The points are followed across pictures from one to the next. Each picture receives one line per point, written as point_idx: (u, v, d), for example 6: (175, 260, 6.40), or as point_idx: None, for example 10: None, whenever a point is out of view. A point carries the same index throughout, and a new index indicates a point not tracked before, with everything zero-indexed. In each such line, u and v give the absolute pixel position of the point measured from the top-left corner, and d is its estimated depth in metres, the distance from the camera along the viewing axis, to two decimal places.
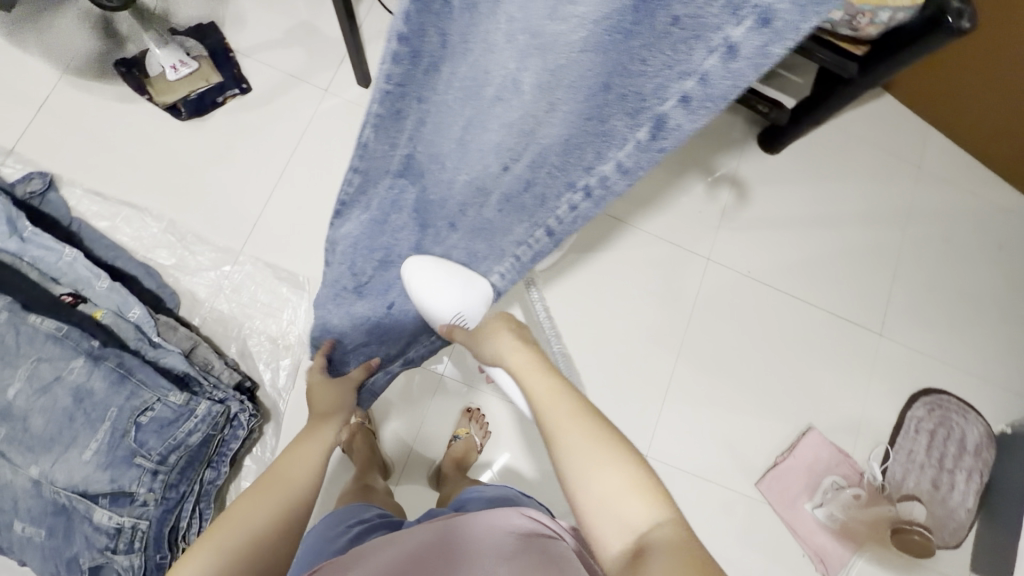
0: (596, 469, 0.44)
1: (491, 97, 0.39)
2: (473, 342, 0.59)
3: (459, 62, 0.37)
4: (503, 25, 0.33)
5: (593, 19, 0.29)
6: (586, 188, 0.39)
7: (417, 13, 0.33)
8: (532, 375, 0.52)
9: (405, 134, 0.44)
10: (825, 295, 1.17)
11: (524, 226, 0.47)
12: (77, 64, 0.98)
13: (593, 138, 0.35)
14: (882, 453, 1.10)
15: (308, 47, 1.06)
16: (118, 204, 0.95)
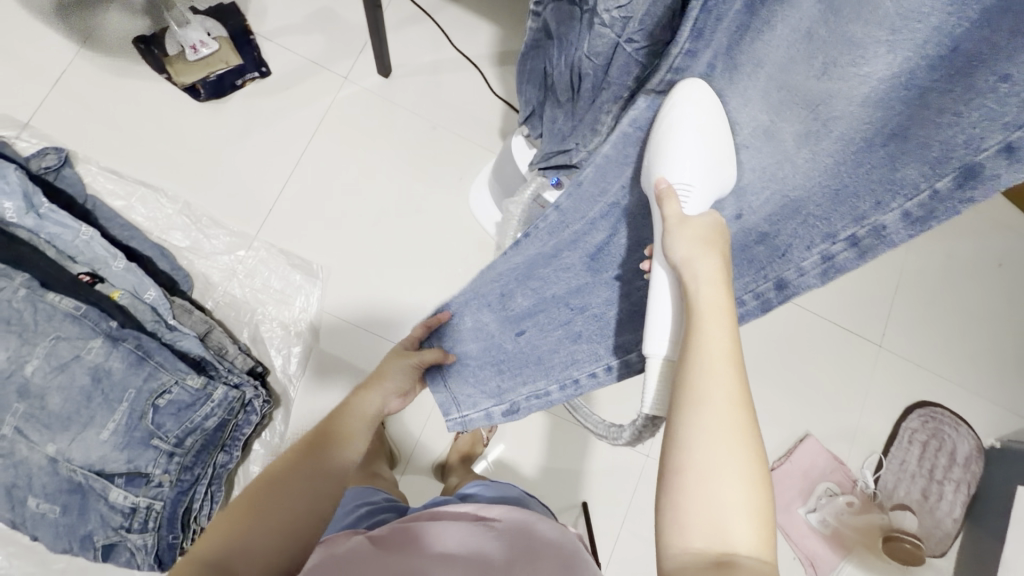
0: (721, 461, 0.37)
1: (740, 142, 0.48)
2: (678, 230, 0.45)
3: (711, 93, 0.46)
4: (771, 60, 0.42)
5: (879, 77, 0.38)
6: (850, 238, 0.45)
7: (711, 27, 0.42)
8: (716, 318, 0.41)
9: (616, 182, 0.53)
10: (829, 304, 1.19)
11: (750, 279, 0.53)
12: (96, 39, 0.97)
13: (877, 185, 0.42)
14: (875, 462, 1.13)
15: (329, 33, 1.05)
16: (134, 183, 0.94)
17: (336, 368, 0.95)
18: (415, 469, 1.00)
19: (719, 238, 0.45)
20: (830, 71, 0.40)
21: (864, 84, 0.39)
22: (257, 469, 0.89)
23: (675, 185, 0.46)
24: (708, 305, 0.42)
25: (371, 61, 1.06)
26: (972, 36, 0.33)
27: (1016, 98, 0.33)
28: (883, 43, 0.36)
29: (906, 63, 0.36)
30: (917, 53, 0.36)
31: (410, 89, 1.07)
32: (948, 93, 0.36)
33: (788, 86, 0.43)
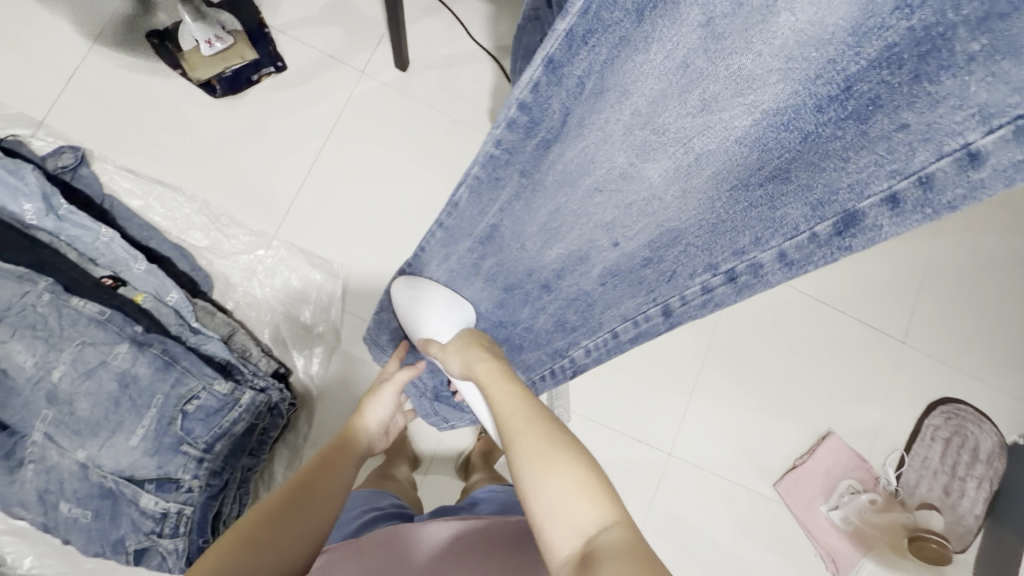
0: (543, 470, 0.45)
1: (588, 186, 0.46)
2: (445, 357, 0.61)
3: (569, 144, 0.43)
4: (623, 114, 0.39)
5: (778, 99, 0.35)
6: (729, 271, 0.47)
7: (545, 86, 0.38)
8: (500, 387, 0.54)
9: (495, 205, 0.50)
10: (853, 301, 1.18)
11: (636, 300, 0.55)
12: (109, 34, 0.95)
13: (753, 222, 0.43)
14: (898, 459, 1.12)
15: (345, 25, 1.02)
16: (152, 182, 0.93)
17: (358, 369, 0.94)
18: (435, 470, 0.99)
19: (473, 343, 0.61)
20: (709, 107, 0.37)
21: (748, 115, 0.37)
22: (280, 470, 0.89)
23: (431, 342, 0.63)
24: (501, 381, 0.55)
25: (388, 54, 1.03)
26: (868, 77, 0.32)
27: (908, 146, 0.34)
28: (774, 71, 0.33)
29: (793, 98, 0.35)
30: (806, 87, 0.34)
31: (428, 83, 1.04)
32: (840, 138, 0.35)
33: (653, 125, 0.39)
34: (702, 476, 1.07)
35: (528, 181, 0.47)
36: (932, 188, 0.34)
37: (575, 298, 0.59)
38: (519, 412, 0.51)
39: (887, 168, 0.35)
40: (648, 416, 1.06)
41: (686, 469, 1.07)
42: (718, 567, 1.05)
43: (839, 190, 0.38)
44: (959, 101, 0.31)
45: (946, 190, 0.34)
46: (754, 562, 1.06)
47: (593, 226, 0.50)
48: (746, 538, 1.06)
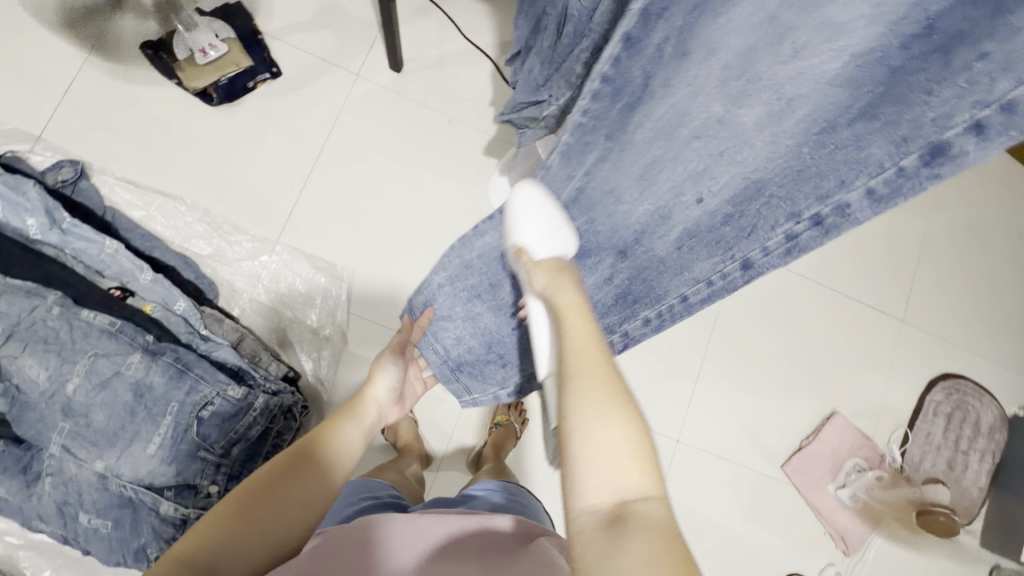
0: (607, 427, 0.39)
1: (685, 137, 0.43)
2: (535, 270, 0.49)
3: (656, 105, 0.42)
4: (715, 70, 0.39)
5: (851, 52, 0.33)
6: (815, 217, 0.40)
7: (625, 58, 0.39)
8: (579, 320, 0.45)
9: (584, 168, 0.48)
10: (852, 282, 1.19)
11: (711, 261, 0.49)
12: (102, 46, 0.95)
13: (838, 165, 0.37)
14: (901, 436, 1.14)
15: (339, 29, 1.03)
16: (152, 192, 0.93)
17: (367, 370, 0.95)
18: (450, 459, 1.01)
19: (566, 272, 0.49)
20: (800, 53, 0.35)
21: (837, 58, 0.34)
22: None
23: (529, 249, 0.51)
24: (573, 304, 0.46)
25: (382, 56, 1.04)
26: (951, 12, 0.30)
27: (956, 98, 0.31)
28: (864, 16, 0.32)
29: (882, 41, 0.32)
30: (891, 27, 0.31)
31: (422, 83, 1.05)
32: (923, 71, 0.32)
33: (748, 74, 0.37)
34: (710, 460, 1.09)
35: (614, 145, 0.46)
36: (1021, 116, 0.30)
37: (646, 270, 0.55)
38: (586, 347, 0.43)
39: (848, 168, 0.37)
40: (655, 405, 1.08)
41: (695, 454, 1.08)
42: (729, 548, 1.07)
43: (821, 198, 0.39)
44: (981, 97, 0.30)
45: (959, 156, 0.33)
46: (764, 543, 1.08)
47: (641, 210, 0.50)
48: (756, 519, 1.08)
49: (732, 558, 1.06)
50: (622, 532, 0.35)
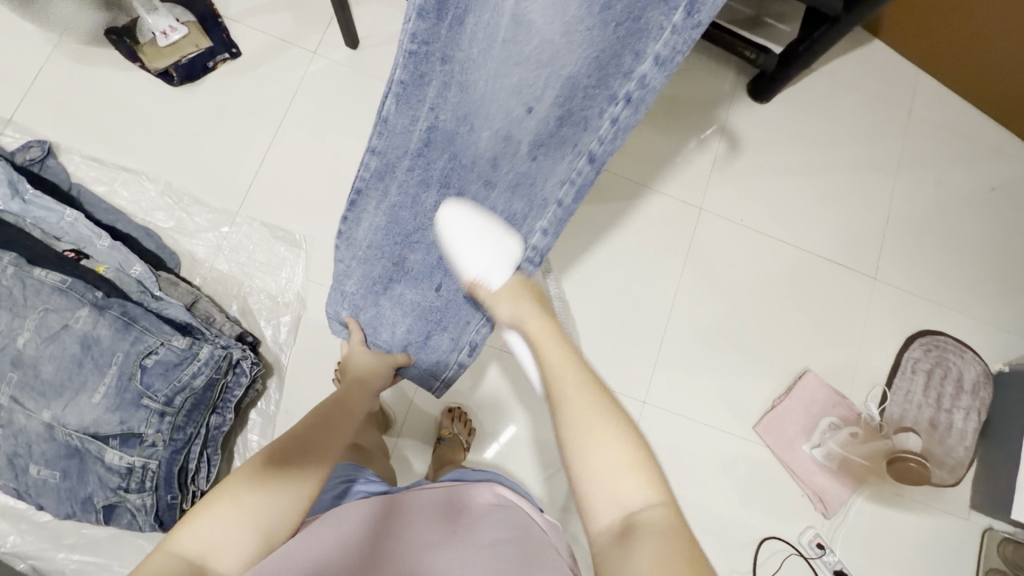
0: (595, 440, 0.45)
1: (499, 39, 0.41)
2: (497, 302, 0.58)
3: (481, 9, 0.39)
4: None
5: None
6: (625, 95, 0.42)
7: None
8: (550, 346, 0.53)
9: (426, 104, 0.47)
10: (819, 241, 1.18)
11: (566, 160, 0.49)
12: (70, 34, 0.99)
13: (628, 39, 0.38)
14: (879, 394, 1.11)
15: (296, 11, 1.06)
16: (116, 169, 0.97)
17: (325, 335, 0.96)
18: (411, 440, 1.00)
19: (527, 286, 0.59)
20: None
21: None
22: (256, 437, 0.90)
23: (476, 278, 0.59)
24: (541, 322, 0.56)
25: (338, 34, 1.07)
26: None
27: None
28: None
29: None
30: None
31: (378, 59, 1.08)
32: None
33: None
34: (680, 422, 1.07)
35: (452, 67, 0.44)
36: None
37: (517, 184, 0.54)
38: (572, 375, 0.50)
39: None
40: (620, 367, 1.07)
41: (663, 416, 1.07)
42: (704, 513, 1.04)
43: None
44: None
45: None
46: (739, 505, 1.05)
47: (504, 89, 0.45)
48: (729, 481, 1.06)
49: (707, 524, 1.03)
50: (632, 540, 0.39)
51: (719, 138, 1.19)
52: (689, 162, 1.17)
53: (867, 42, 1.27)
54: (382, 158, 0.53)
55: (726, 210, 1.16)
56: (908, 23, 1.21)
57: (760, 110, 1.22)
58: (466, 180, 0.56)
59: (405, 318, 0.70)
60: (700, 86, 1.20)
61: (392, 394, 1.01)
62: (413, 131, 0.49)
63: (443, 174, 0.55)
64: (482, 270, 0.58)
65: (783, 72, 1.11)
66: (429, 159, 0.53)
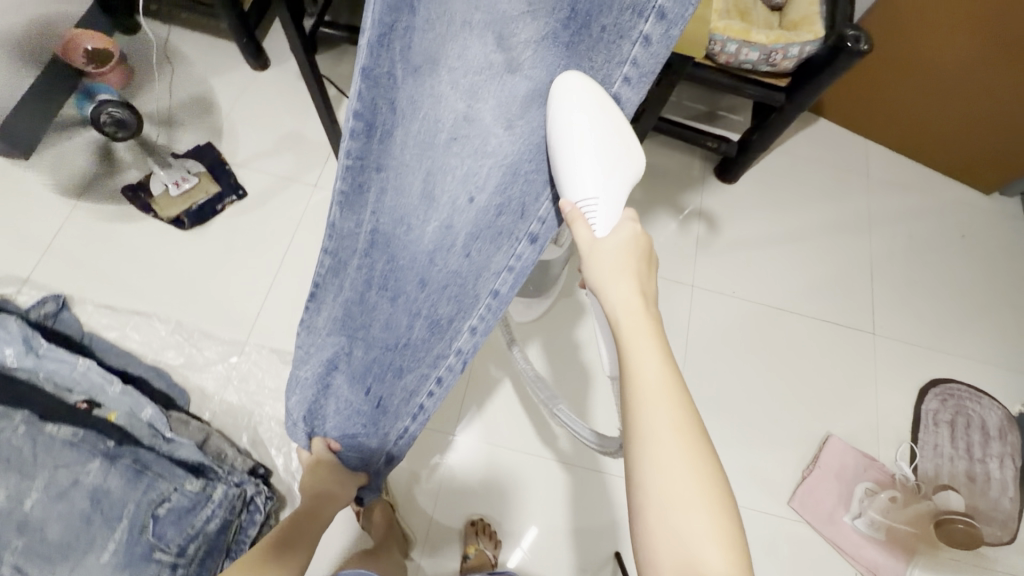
0: (677, 495, 0.37)
1: (446, 140, 0.44)
2: (593, 262, 0.45)
3: (411, 121, 0.43)
4: (445, 76, 0.41)
5: (534, 38, 0.40)
6: None
7: (368, 90, 0.41)
8: (645, 351, 0.41)
9: (369, 207, 0.48)
10: (811, 303, 1.22)
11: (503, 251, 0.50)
12: (89, 194, 1.08)
13: None
14: (908, 451, 1.09)
15: (297, 152, 1.17)
16: (128, 313, 1.00)
17: None
18: (435, 562, 0.94)
19: (639, 256, 0.46)
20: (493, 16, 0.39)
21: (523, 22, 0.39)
22: None
23: (581, 205, 0.45)
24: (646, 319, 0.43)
25: (336, 167, 1.17)
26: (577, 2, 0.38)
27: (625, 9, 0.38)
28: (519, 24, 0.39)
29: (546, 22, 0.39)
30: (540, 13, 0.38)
31: None
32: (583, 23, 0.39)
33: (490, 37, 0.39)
34: None
35: (388, 173, 0.46)
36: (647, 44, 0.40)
37: (449, 286, 0.52)
38: (674, 393, 0.40)
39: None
40: None
41: None
42: None
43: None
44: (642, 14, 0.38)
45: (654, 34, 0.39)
46: None
47: (450, 180, 0.46)
48: (776, 567, 0.99)
49: None
50: None
51: (697, 218, 1.27)
52: (673, 243, 1.24)
53: (812, 120, 1.40)
54: (334, 256, 0.54)
55: (716, 283, 1.21)
56: (844, 100, 1.35)
57: (729, 188, 1.31)
58: (400, 279, 0.53)
59: (342, 424, 0.67)
60: (672, 173, 1.30)
61: (397, 475, 0.98)
62: (359, 233, 0.51)
63: (383, 276, 0.53)
64: (594, 194, 0.45)
65: (743, 156, 1.21)
66: (372, 260, 0.52)
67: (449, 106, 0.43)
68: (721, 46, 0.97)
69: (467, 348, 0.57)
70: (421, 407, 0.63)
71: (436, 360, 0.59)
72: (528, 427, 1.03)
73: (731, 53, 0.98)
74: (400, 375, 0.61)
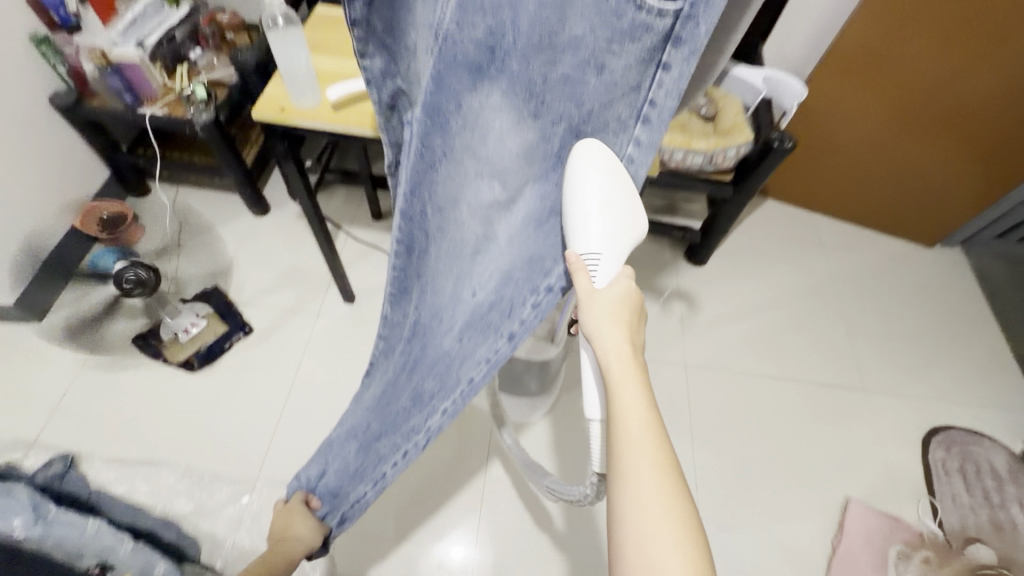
0: (658, 531, 0.39)
1: (470, 253, 0.49)
2: (590, 305, 0.46)
3: (440, 241, 0.48)
4: (463, 188, 0.43)
5: (526, 141, 0.40)
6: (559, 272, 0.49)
7: (408, 224, 0.46)
8: (629, 396, 0.43)
9: (413, 302, 0.54)
10: (798, 367, 1.27)
11: (488, 344, 0.50)
12: (99, 348, 1.12)
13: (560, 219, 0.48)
14: (929, 506, 1.09)
15: (298, 284, 1.25)
16: (136, 464, 1.00)
17: None
18: None
19: (629, 307, 0.46)
20: (490, 138, 0.39)
21: (517, 133, 0.40)
22: None
23: (584, 257, 0.46)
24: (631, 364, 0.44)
25: (336, 294, 1.25)
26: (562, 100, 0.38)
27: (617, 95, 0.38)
28: (514, 131, 0.39)
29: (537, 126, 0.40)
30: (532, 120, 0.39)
31: (373, 306, 1.24)
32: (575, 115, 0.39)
33: (490, 165, 0.41)
34: None
35: (427, 280, 0.52)
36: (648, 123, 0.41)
37: (438, 367, 0.55)
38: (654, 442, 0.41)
39: (646, 93, 0.39)
40: None
41: None
42: None
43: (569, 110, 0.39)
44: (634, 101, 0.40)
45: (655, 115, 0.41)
46: None
47: (461, 276, 0.50)
48: None
49: None
50: None
51: (677, 300, 1.36)
52: (659, 326, 1.31)
53: (761, 202, 1.56)
54: (387, 340, 0.61)
55: (707, 359, 1.27)
56: (784, 181, 1.52)
57: (701, 269, 1.42)
58: (417, 365, 0.57)
59: (337, 476, 0.68)
60: (646, 262, 1.41)
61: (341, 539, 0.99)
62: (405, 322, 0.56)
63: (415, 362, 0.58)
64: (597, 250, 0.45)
65: (707, 241, 1.34)
66: (412, 346, 0.57)
67: (471, 231, 0.47)
68: (669, 155, 1.13)
69: (437, 426, 0.56)
70: (383, 475, 0.63)
71: (409, 433, 0.59)
72: (549, 531, 1.01)
73: (679, 159, 1.14)
74: (378, 438, 0.63)
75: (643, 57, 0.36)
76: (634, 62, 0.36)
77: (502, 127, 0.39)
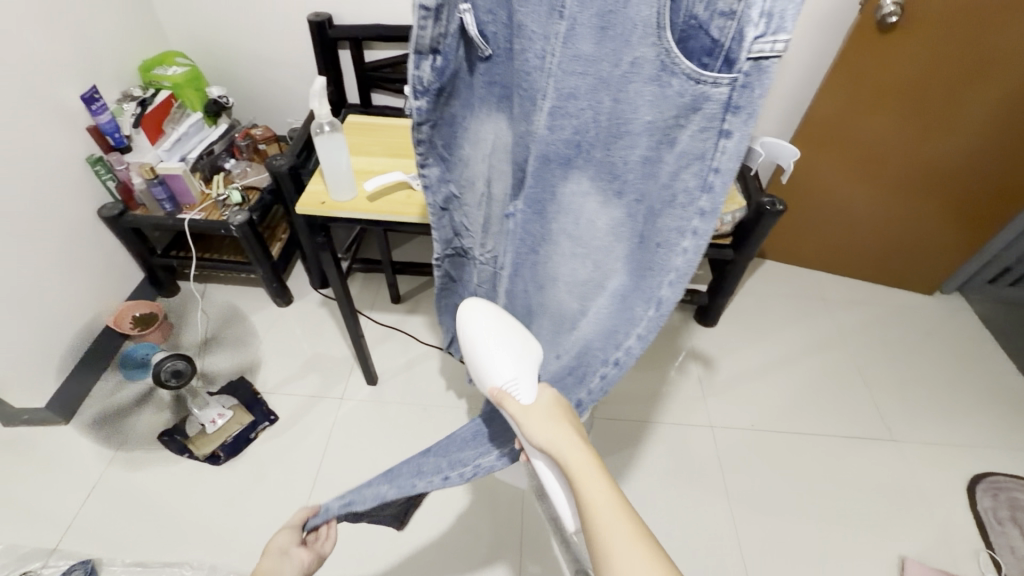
0: None
1: (570, 321, 0.61)
2: (530, 419, 0.53)
3: (542, 311, 0.65)
4: (562, 256, 0.58)
5: (611, 219, 0.52)
6: (638, 335, 0.53)
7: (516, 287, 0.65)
8: (590, 479, 0.49)
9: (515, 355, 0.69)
10: (825, 421, 1.27)
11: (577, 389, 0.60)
12: (126, 445, 1.12)
13: (636, 295, 0.52)
14: (990, 561, 1.05)
15: (322, 370, 1.28)
16: (158, 566, 0.96)
17: None
18: None
19: (562, 411, 0.55)
20: (581, 214, 0.54)
21: (603, 212, 0.53)
22: None
23: (504, 386, 0.55)
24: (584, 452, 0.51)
25: (360, 376, 1.27)
26: (637, 182, 0.49)
27: (686, 160, 0.44)
28: (599, 209, 0.52)
29: (619, 205, 0.51)
30: (615, 199, 0.51)
31: (397, 387, 1.26)
32: (648, 188, 0.48)
33: (577, 241, 0.56)
34: None
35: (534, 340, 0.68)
36: (711, 188, 0.43)
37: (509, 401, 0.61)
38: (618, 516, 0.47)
39: (709, 160, 0.43)
40: None
41: None
42: None
43: (649, 187, 0.48)
44: (701, 163, 0.43)
45: (718, 165, 0.42)
46: None
47: (563, 334, 0.63)
48: None
49: None
50: None
51: (693, 361, 1.38)
52: (679, 388, 1.32)
53: (759, 263, 1.64)
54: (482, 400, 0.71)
55: (733, 420, 1.26)
56: (773, 240, 1.60)
57: (712, 330, 1.45)
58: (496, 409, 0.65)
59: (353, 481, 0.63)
60: None
61: None
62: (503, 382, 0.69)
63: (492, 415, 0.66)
64: (511, 375, 0.55)
65: (715, 301, 1.39)
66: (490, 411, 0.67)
67: (569, 300, 0.60)
68: None
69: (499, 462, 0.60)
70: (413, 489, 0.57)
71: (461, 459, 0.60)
72: None
73: None
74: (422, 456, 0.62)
75: (708, 122, 0.41)
76: (704, 133, 0.42)
77: (591, 204, 0.53)
